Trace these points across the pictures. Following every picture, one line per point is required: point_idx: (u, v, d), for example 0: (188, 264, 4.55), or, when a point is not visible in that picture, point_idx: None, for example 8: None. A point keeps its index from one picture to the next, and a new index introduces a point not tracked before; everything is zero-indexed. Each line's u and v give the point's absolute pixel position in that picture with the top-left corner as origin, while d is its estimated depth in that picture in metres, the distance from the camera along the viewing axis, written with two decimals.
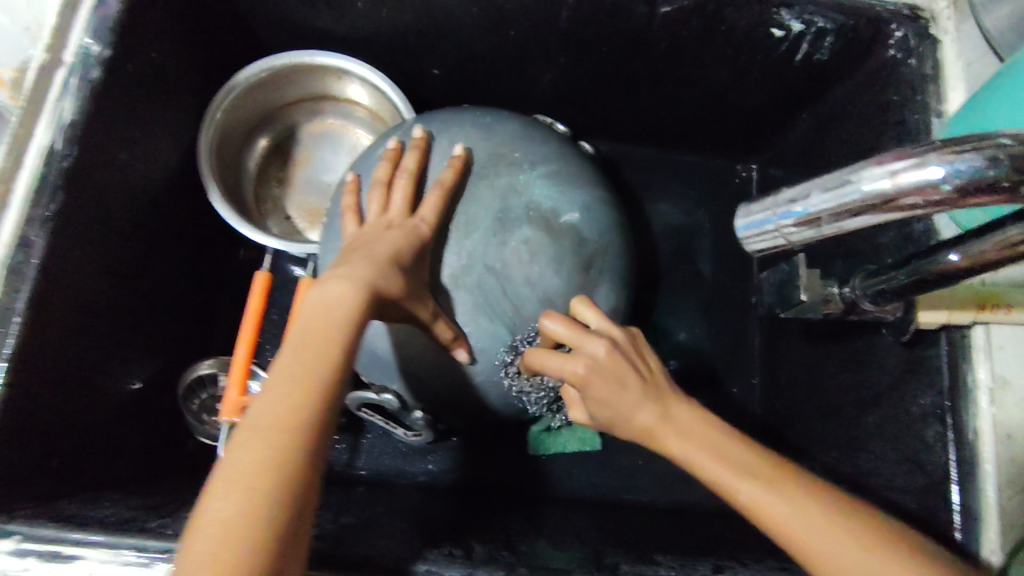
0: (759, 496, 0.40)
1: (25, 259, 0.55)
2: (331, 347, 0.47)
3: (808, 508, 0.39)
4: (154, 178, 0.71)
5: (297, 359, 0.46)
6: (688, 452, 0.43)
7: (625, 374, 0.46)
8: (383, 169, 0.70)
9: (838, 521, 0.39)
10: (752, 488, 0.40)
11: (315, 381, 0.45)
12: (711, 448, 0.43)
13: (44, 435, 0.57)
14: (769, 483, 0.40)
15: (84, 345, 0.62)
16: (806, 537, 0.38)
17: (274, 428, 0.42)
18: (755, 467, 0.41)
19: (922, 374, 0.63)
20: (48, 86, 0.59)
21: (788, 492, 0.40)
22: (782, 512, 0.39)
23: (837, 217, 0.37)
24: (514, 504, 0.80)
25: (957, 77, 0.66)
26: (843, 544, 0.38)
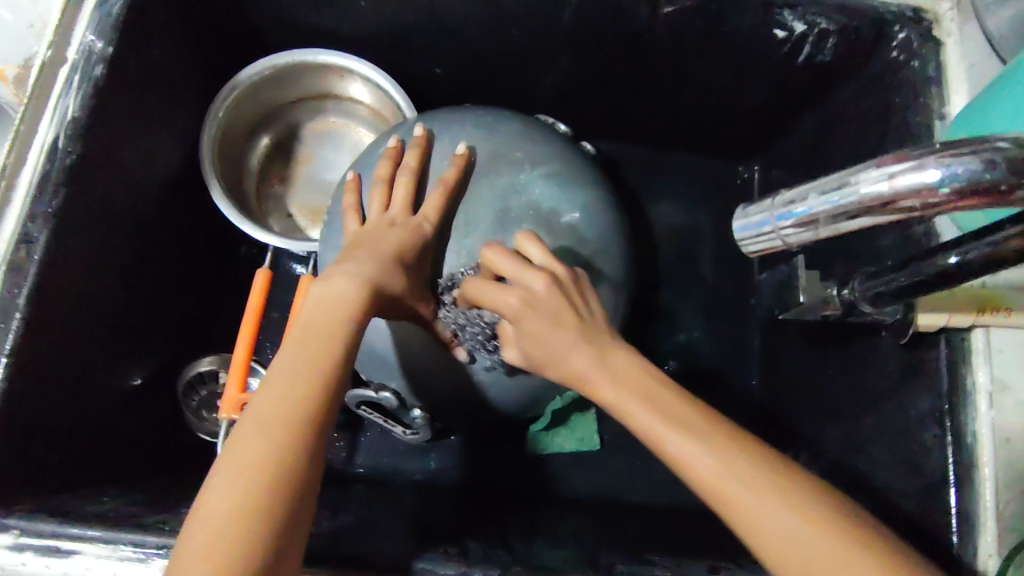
0: (687, 449, 0.40)
1: (27, 254, 0.56)
2: (333, 345, 0.47)
3: (734, 463, 0.39)
4: (157, 175, 0.72)
5: (299, 355, 0.46)
6: (623, 403, 0.43)
7: (563, 311, 0.46)
8: (384, 168, 0.70)
9: (763, 475, 0.39)
10: (682, 444, 0.40)
11: (319, 378, 0.45)
12: (645, 399, 0.43)
13: (44, 430, 0.58)
14: (698, 437, 0.40)
15: (86, 341, 0.63)
16: (727, 487, 0.39)
17: (276, 424, 0.42)
18: (686, 422, 0.41)
19: (921, 377, 0.63)
20: (51, 83, 0.60)
21: (716, 446, 0.40)
22: (708, 466, 0.39)
23: (834, 219, 0.37)
24: (512, 503, 0.80)
25: (960, 80, 0.67)
26: (769, 501, 0.38)
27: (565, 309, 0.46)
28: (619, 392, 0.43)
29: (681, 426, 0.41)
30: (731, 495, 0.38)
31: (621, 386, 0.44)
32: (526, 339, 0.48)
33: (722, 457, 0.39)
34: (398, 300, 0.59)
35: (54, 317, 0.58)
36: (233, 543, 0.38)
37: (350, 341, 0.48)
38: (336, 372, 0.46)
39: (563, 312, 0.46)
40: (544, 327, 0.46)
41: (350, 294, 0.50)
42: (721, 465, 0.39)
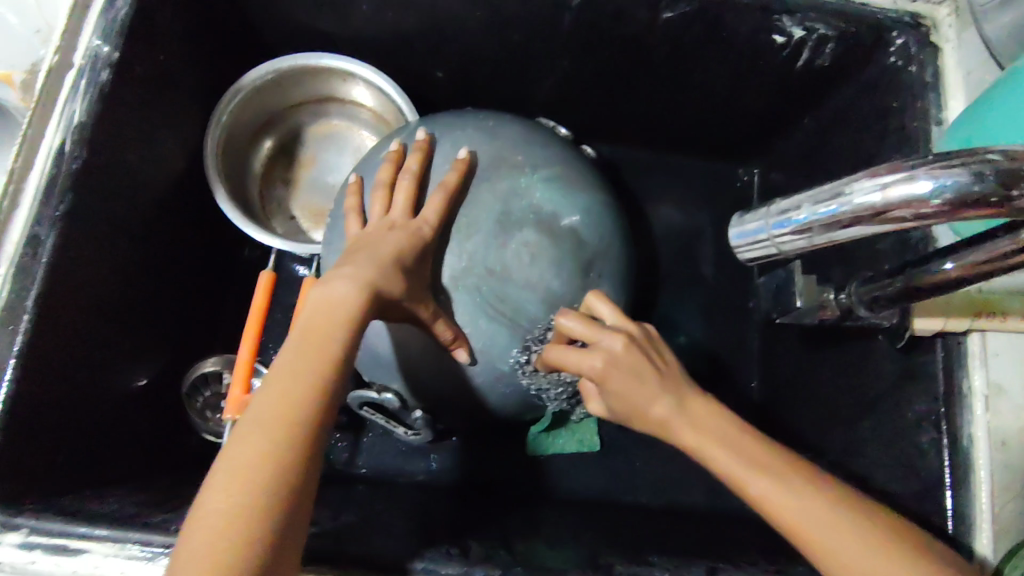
0: (778, 494, 0.43)
1: (34, 256, 0.56)
2: (331, 346, 0.48)
3: (820, 502, 0.42)
4: (161, 178, 0.72)
5: (298, 357, 0.47)
6: (708, 450, 0.46)
7: (642, 365, 0.48)
8: (386, 172, 0.71)
9: (846, 517, 0.42)
10: (771, 486, 0.43)
11: (317, 381, 0.46)
12: (733, 446, 0.45)
13: (50, 431, 0.58)
14: (784, 480, 0.43)
15: (92, 343, 0.63)
16: (816, 532, 0.41)
17: (271, 427, 0.43)
18: (770, 466, 0.44)
19: (917, 380, 0.64)
20: (59, 88, 0.60)
21: (801, 487, 0.43)
22: (797, 507, 0.42)
23: (827, 228, 0.38)
24: (512, 504, 0.80)
25: (958, 86, 0.67)
26: (853, 541, 0.41)
27: (646, 367, 0.48)
28: (712, 442, 0.46)
29: (771, 471, 0.43)
30: (819, 533, 0.41)
31: (711, 436, 0.46)
32: (609, 397, 0.50)
33: (812, 498, 0.42)
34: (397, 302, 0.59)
35: (61, 318, 0.59)
36: (225, 545, 0.39)
37: (348, 345, 0.49)
38: (333, 375, 0.47)
39: (645, 369, 0.48)
40: (622, 385, 0.48)
41: (349, 295, 0.51)
42: (805, 504, 0.42)
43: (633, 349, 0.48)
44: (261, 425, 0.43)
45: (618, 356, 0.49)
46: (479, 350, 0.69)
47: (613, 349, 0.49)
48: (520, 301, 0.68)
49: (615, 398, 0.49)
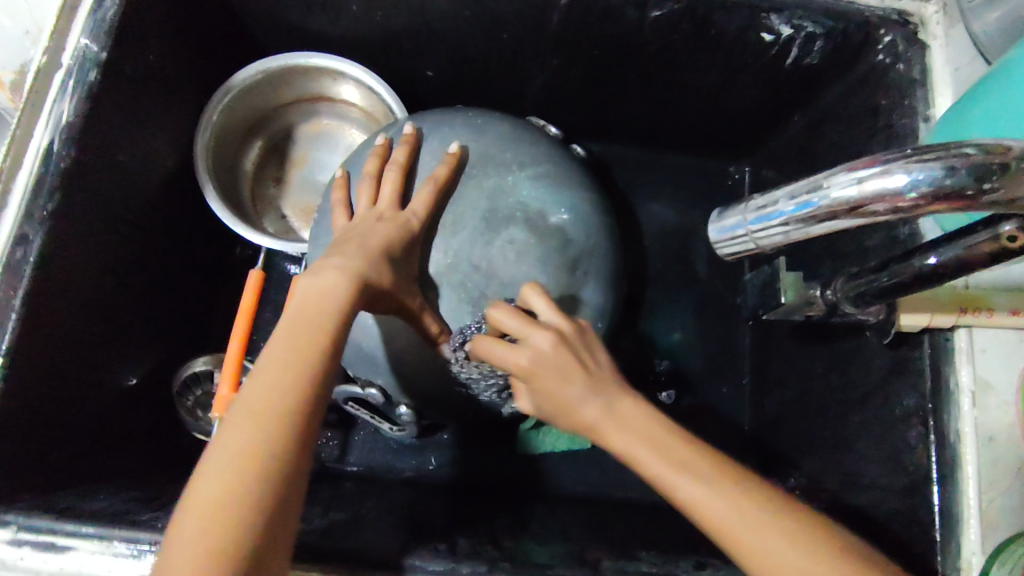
0: (705, 498, 0.41)
1: (22, 256, 0.56)
2: (321, 335, 0.50)
3: (751, 507, 0.41)
4: (151, 177, 0.72)
5: (290, 346, 0.49)
6: (632, 453, 0.44)
7: (574, 360, 0.47)
8: (373, 168, 0.71)
9: (774, 519, 0.40)
10: (700, 491, 0.41)
11: (307, 369, 0.48)
12: (664, 452, 0.43)
13: (39, 430, 0.58)
14: (714, 484, 0.42)
15: (82, 341, 0.64)
16: (738, 532, 0.40)
17: (263, 412, 0.45)
18: (701, 469, 0.42)
19: (905, 376, 0.64)
20: (46, 87, 0.61)
21: (730, 493, 0.41)
22: (725, 512, 0.41)
23: (804, 223, 0.39)
24: (504, 501, 0.80)
25: (945, 82, 0.67)
26: (778, 542, 0.39)
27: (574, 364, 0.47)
28: (643, 448, 0.44)
29: (700, 476, 0.42)
30: (744, 536, 0.40)
31: (639, 437, 0.44)
32: (539, 396, 0.48)
33: (743, 505, 0.40)
34: (382, 292, 0.61)
35: (49, 315, 0.59)
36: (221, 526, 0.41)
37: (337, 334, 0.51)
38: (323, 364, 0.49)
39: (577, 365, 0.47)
40: (552, 383, 0.47)
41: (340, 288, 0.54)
42: (736, 511, 0.41)
43: (563, 348, 0.47)
44: (254, 412, 0.45)
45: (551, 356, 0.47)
46: (466, 343, 0.70)
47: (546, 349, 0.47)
48: (506, 297, 0.69)
49: (547, 399, 0.48)
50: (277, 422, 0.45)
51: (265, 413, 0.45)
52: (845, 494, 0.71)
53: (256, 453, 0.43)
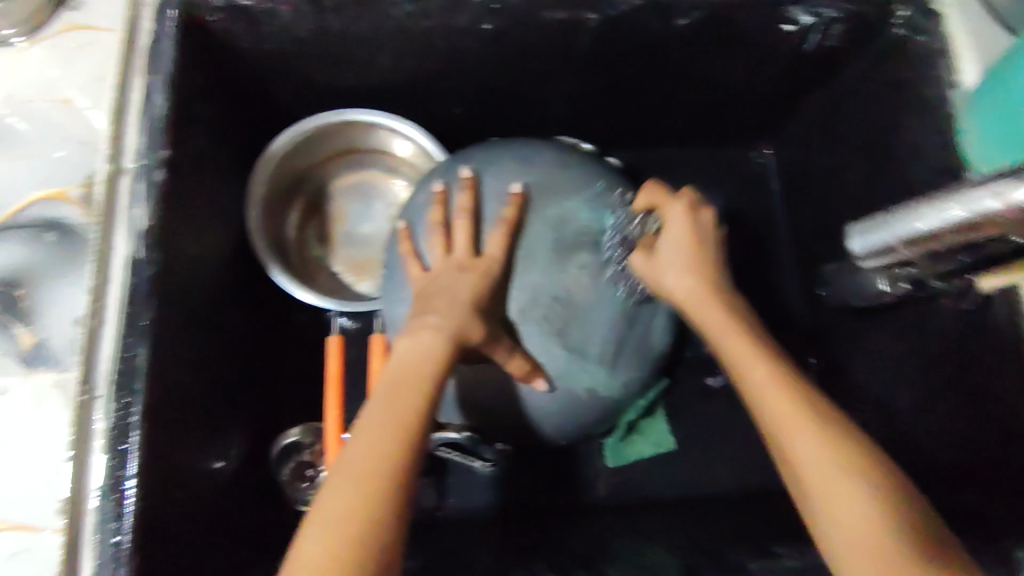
0: (786, 401, 0.52)
1: (131, 372, 0.56)
2: (412, 398, 0.56)
3: (773, 376, 0.54)
4: (220, 264, 0.72)
5: (383, 412, 0.55)
6: (750, 369, 0.56)
7: (703, 240, 0.69)
8: (440, 217, 0.71)
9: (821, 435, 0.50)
10: (791, 409, 0.52)
11: (402, 431, 0.53)
12: (777, 373, 0.55)
13: (169, 543, 0.58)
14: (777, 378, 0.54)
15: (189, 442, 0.63)
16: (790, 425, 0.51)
17: (362, 476, 0.49)
18: (790, 390, 0.53)
19: (983, 336, 0.66)
20: (118, 197, 0.61)
21: (787, 398, 0.53)
22: (782, 403, 0.53)
23: (958, 232, 0.44)
24: (607, 520, 0.83)
25: (968, 49, 0.71)
26: (814, 452, 0.49)
27: (705, 246, 0.68)
28: (764, 367, 0.55)
29: (796, 404, 0.52)
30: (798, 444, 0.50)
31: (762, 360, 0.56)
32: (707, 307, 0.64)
33: (783, 393, 0.52)
34: (473, 344, 0.63)
35: (165, 425, 0.59)
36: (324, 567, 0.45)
37: (429, 393, 0.57)
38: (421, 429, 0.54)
39: (704, 248, 0.68)
40: (678, 260, 0.68)
41: (426, 350, 0.60)
42: (800, 424, 0.51)
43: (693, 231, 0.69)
44: (354, 471, 0.50)
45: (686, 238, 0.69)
46: (558, 373, 0.71)
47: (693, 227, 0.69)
48: (590, 321, 0.70)
49: (676, 272, 0.67)
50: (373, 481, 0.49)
51: (361, 474, 0.50)
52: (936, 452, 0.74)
53: (357, 512, 0.47)
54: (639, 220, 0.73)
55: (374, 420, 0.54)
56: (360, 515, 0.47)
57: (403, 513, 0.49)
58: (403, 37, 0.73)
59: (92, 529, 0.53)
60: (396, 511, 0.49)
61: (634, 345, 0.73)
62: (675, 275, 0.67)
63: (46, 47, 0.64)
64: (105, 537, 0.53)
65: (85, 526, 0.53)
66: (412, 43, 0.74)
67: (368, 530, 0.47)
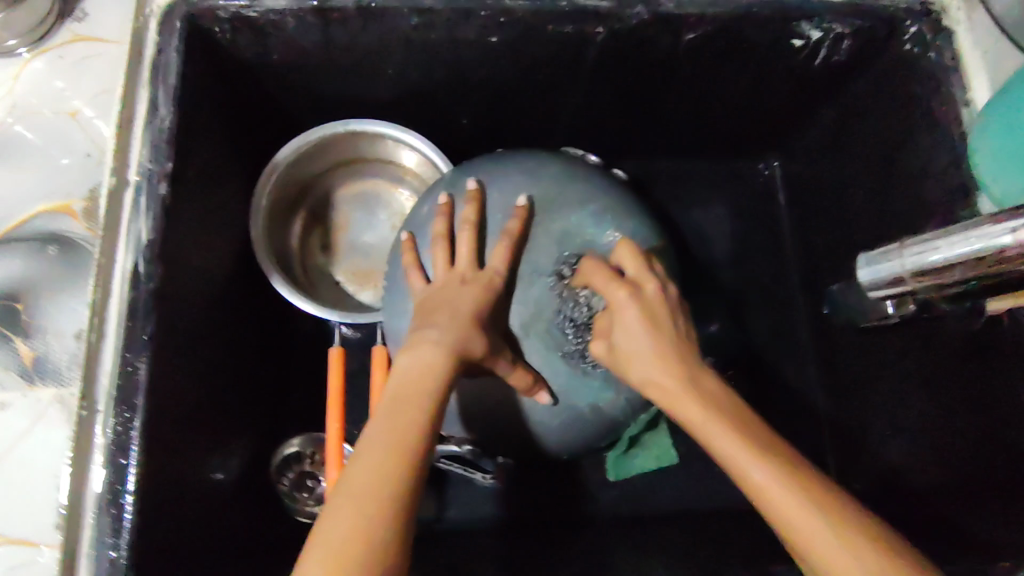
0: (792, 505, 0.44)
1: (132, 386, 0.56)
2: (415, 417, 0.55)
3: (779, 473, 0.46)
4: (222, 274, 0.72)
5: (384, 432, 0.54)
6: (746, 467, 0.47)
7: (657, 319, 0.55)
8: (443, 229, 0.71)
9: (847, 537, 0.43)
10: (791, 504, 0.45)
11: (404, 456, 0.52)
12: (775, 468, 0.46)
13: (166, 557, 0.58)
14: (781, 475, 0.46)
15: (189, 453, 0.63)
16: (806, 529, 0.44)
17: (364, 504, 0.49)
18: (801, 481, 0.45)
19: (992, 358, 0.65)
20: (121, 210, 0.60)
21: (794, 494, 0.45)
22: (784, 500, 0.45)
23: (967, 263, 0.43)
24: (608, 535, 0.82)
25: (977, 67, 0.71)
26: (838, 556, 0.42)
27: (662, 323, 0.55)
28: (761, 470, 0.46)
29: (804, 502, 0.44)
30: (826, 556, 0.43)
31: (755, 456, 0.47)
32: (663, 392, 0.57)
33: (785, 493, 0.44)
34: (476, 359, 0.63)
35: (166, 439, 0.59)
36: None
37: (431, 412, 0.56)
38: (423, 449, 0.53)
39: (655, 318, 0.55)
40: (645, 348, 0.54)
41: (429, 366, 0.59)
42: (821, 531, 0.43)
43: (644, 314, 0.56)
44: (356, 500, 0.49)
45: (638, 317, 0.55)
46: (561, 388, 0.71)
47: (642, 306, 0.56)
48: (593, 337, 0.70)
49: (636, 355, 0.55)
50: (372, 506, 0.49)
51: (363, 503, 0.49)
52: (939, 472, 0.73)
53: (358, 544, 0.47)
54: (585, 295, 0.69)
55: (375, 441, 0.53)
56: (362, 552, 0.47)
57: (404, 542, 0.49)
58: (410, 49, 0.72)
59: (89, 544, 0.54)
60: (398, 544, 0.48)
61: None
62: (641, 365, 0.54)
63: (51, 58, 0.64)
64: (102, 551, 0.53)
65: (84, 540, 0.54)
66: (419, 55, 0.73)
67: (370, 565, 0.47)
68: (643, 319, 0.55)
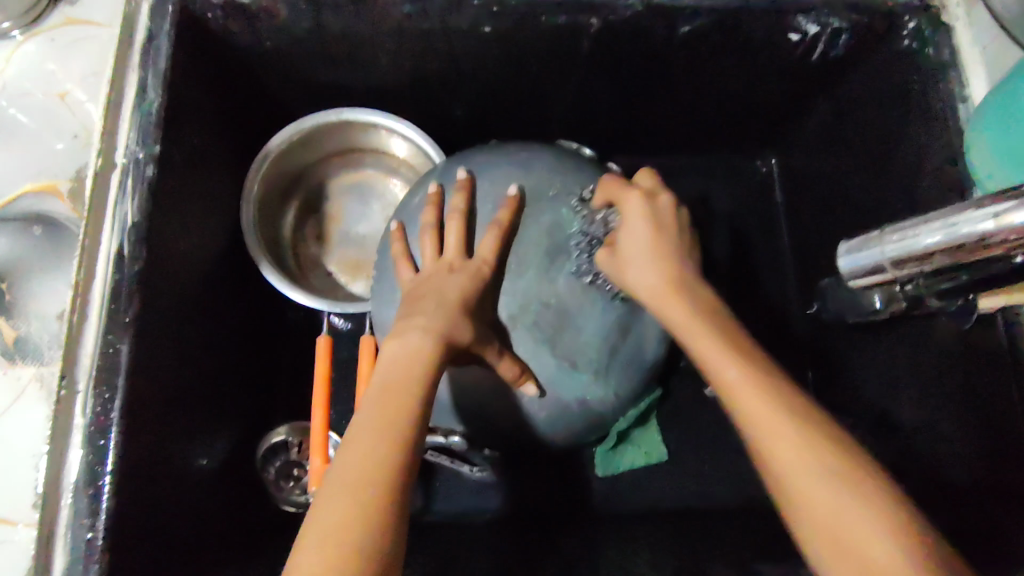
0: (762, 407, 0.47)
1: (114, 366, 0.56)
2: (402, 399, 0.55)
3: (748, 377, 0.49)
4: (211, 260, 0.72)
5: (372, 417, 0.53)
6: (723, 368, 0.50)
7: (666, 227, 0.62)
8: (432, 218, 0.70)
9: (809, 441, 0.45)
10: (762, 407, 0.47)
11: (393, 440, 0.52)
12: (754, 381, 0.48)
13: (144, 538, 0.57)
14: (755, 380, 0.49)
15: (171, 438, 0.63)
16: (770, 427, 0.46)
17: (354, 489, 0.49)
18: (769, 387, 0.48)
19: (984, 356, 0.64)
20: (108, 191, 0.60)
21: (764, 397, 0.47)
22: (754, 403, 0.47)
23: (946, 252, 0.42)
24: (595, 530, 0.82)
25: (976, 62, 0.70)
26: (800, 455, 0.44)
27: (668, 231, 0.61)
28: (737, 370, 0.49)
29: (772, 402, 0.47)
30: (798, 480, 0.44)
31: (736, 362, 0.50)
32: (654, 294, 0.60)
33: (755, 391, 0.47)
34: (462, 348, 0.63)
35: (147, 423, 0.59)
36: None
37: (419, 394, 0.56)
38: (409, 432, 0.53)
39: (669, 236, 0.61)
40: (644, 253, 0.60)
41: (415, 349, 0.58)
42: (813, 467, 0.44)
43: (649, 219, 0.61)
44: (347, 485, 0.49)
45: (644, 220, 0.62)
46: (548, 381, 0.70)
47: (650, 215, 0.62)
48: (581, 329, 0.69)
49: (642, 264, 0.60)
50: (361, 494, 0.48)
51: (352, 487, 0.49)
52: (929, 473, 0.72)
53: (351, 528, 0.47)
54: (600, 215, 0.70)
55: (364, 426, 0.53)
56: (355, 533, 0.46)
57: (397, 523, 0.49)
58: (403, 38, 0.72)
59: (66, 524, 0.54)
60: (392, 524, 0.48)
61: (626, 354, 0.72)
62: (636, 268, 0.60)
63: (44, 41, 0.65)
64: (79, 532, 0.53)
65: (61, 518, 0.54)
66: (412, 43, 0.73)
67: (365, 544, 0.46)
68: (646, 215, 0.61)
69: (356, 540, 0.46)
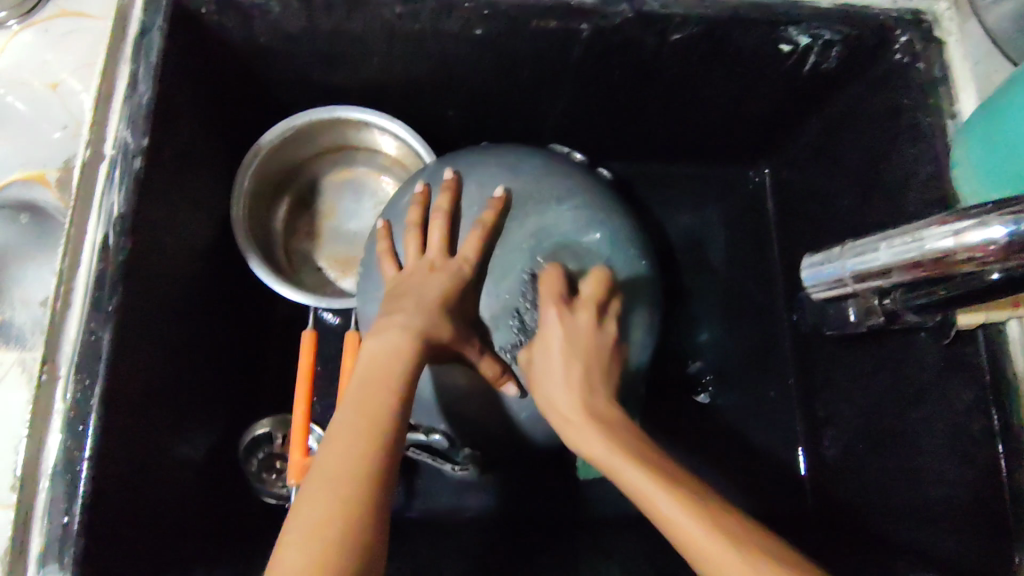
0: (674, 509, 0.44)
1: (94, 355, 0.57)
2: (385, 395, 0.55)
3: (649, 476, 0.47)
4: (197, 253, 0.72)
5: (354, 413, 0.53)
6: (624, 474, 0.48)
7: (582, 355, 0.60)
8: (417, 217, 0.71)
9: (729, 533, 0.42)
10: (671, 506, 0.44)
11: (377, 435, 0.51)
12: (658, 479, 0.46)
13: (122, 523, 0.58)
14: (661, 478, 0.46)
15: (153, 425, 0.63)
16: (686, 532, 0.43)
17: (338, 482, 0.48)
18: (673, 484, 0.46)
19: (962, 373, 0.64)
20: (94, 182, 0.61)
21: (669, 497, 0.45)
22: (662, 506, 0.45)
23: (905, 268, 0.46)
24: (574, 532, 0.82)
25: (966, 77, 0.69)
26: (724, 556, 0.41)
27: (581, 353, 0.60)
28: (665, 497, 0.45)
29: (684, 500, 0.44)
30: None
31: (634, 465, 0.48)
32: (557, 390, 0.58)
33: (665, 492, 0.45)
34: (441, 347, 0.63)
35: (127, 411, 0.60)
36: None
37: (401, 391, 0.56)
38: (393, 430, 0.53)
39: (592, 363, 0.60)
40: (555, 366, 0.59)
41: (396, 347, 0.59)
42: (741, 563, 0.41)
43: (564, 337, 0.60)
44: (328, 479, 0.48)
45: (562, 343, 0.60)
46: (529, 383, 0.69)
47: (569, 335, 0.60)
48: None
49: (552, 390, 0.58)
50: (353, 480, 0.48)
51: (335, 480, 0.48)
52: (913, 490, 0.71)
53: (333, 521, 0.46)
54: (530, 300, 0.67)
55: (344, 424, 0.52)
56: (339, 525, 0.45)
57: (381, 517, 0.48)
58: (395, 39, 0.72)
59: (42, 508, 0.54)
60: (376, 517, 0.47)
61: None
62: (549, 389, 0.59)
63: (37, 31, 0.66)
64: (55, 516, 0.54)
65: (38, 504, 0.54)
66: (404, 44, 0.74)
67: (349, 535, 0.45)
68: (559, 328, 0.60)
69: (337, 532, 0.45)
